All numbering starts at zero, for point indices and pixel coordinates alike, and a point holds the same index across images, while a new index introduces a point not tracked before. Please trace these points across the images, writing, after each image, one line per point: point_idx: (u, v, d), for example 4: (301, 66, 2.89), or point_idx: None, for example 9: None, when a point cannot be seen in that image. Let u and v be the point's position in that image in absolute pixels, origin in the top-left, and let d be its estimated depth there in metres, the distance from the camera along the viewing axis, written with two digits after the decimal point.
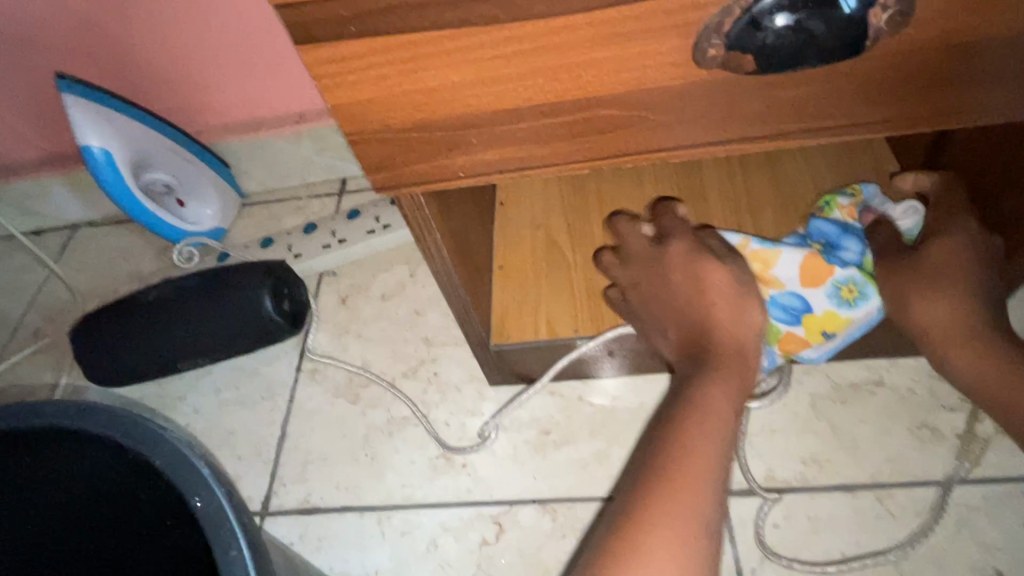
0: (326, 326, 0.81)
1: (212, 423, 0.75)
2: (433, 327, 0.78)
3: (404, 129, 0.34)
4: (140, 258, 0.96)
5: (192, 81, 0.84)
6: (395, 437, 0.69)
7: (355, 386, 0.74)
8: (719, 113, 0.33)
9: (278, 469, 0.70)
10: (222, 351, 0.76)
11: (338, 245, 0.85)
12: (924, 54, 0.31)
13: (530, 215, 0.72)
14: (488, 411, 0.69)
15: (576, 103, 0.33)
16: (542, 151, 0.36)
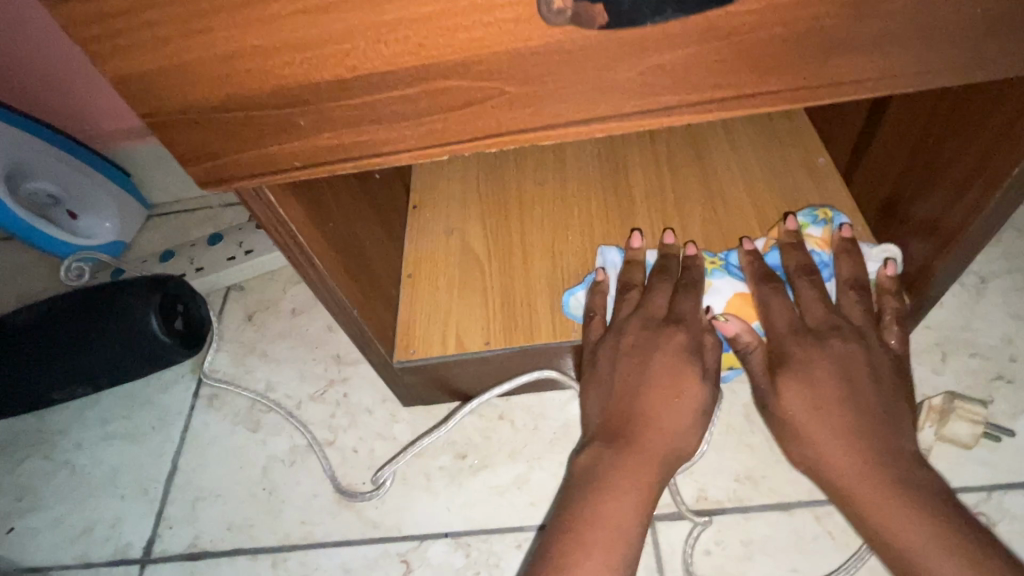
0: (229, 346, 0.74)
1: (95, 459, 0.67)
2: (346, 343, 0.71)
3: (211, 110, 0.28)
4: (31, 276, 0.87)
5: (78, 81, 0.77)
6: (297, 468, 0.62)
7: (256, 413, 0.67)
8: (588, 83, 0.28)
9: (165, 509, 0.62)
10: (106, 378, 0.68)
11: (245, 257, 0.78)
12: (820, 5, 0.26)
13: (444, 220, 0.66)
14: (401, 435, 0.62)
15: (411, 74, 0.27)
16: (386, 134, 0.30)
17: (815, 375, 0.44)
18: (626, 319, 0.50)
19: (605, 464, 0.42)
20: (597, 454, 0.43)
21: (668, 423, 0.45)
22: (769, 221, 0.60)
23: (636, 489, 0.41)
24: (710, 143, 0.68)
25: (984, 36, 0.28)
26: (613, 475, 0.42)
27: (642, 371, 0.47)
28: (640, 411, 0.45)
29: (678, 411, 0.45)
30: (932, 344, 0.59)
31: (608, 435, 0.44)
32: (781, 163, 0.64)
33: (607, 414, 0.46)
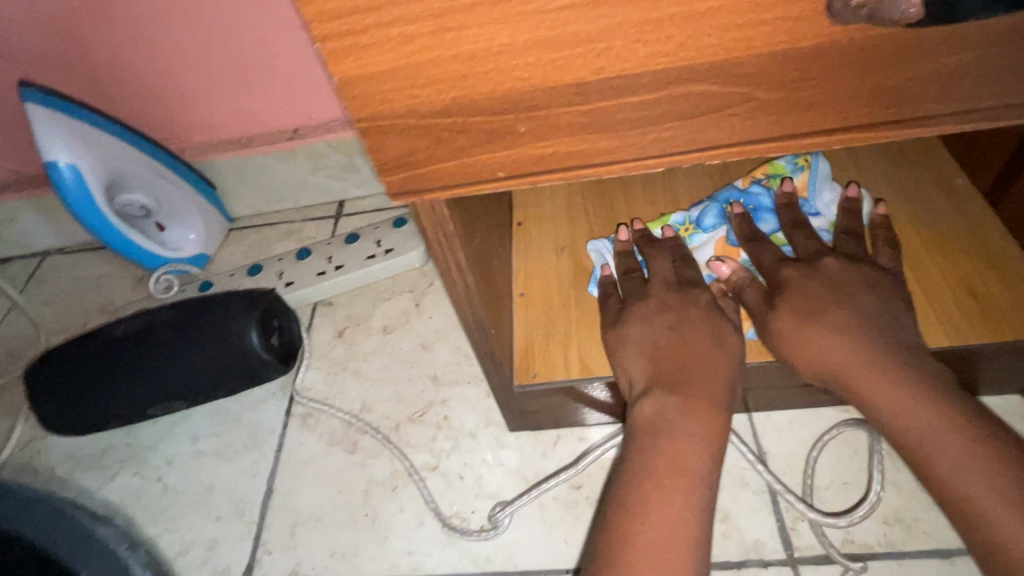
0: (319, 363, 0.72)
1: (186, 477, 0.65)
2: (441, 363, 0.69)
3: (431, 116, 0.26)
4: (115, 288, 0.87)
5: (173, 93, 0.76)
6: (400, 493, 0.60)
7: (352, 434, 0.65)
8: (849, 92, 0.26)
9: (263, 533, 0.60)
10: (200, 395, 0.67)
11: (335, 271, 0.76)
12: None
13: (551, 236, 0.64)
14: (508, 462, 0.59)
15: (659, 78, 0.25)
16: (609, 145, 0.28)
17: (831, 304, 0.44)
18: (642, 289, 0.50)
19: (671, 409, 0.41)
20: (663, 404, 0.41)
21: (714, 368, 0.43)
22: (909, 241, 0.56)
23: (704, 437, 0.40)
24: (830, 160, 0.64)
25: None
26: (686, 419, 0.40)
27: (674, 321, 0.46)
28: (686, 361, 0.44)
29: (717, 354, 0.44)
30: None
31: (666, 383, 0.42)
32: (916, 182, 0.60)
33: (652, 367, 0.44)
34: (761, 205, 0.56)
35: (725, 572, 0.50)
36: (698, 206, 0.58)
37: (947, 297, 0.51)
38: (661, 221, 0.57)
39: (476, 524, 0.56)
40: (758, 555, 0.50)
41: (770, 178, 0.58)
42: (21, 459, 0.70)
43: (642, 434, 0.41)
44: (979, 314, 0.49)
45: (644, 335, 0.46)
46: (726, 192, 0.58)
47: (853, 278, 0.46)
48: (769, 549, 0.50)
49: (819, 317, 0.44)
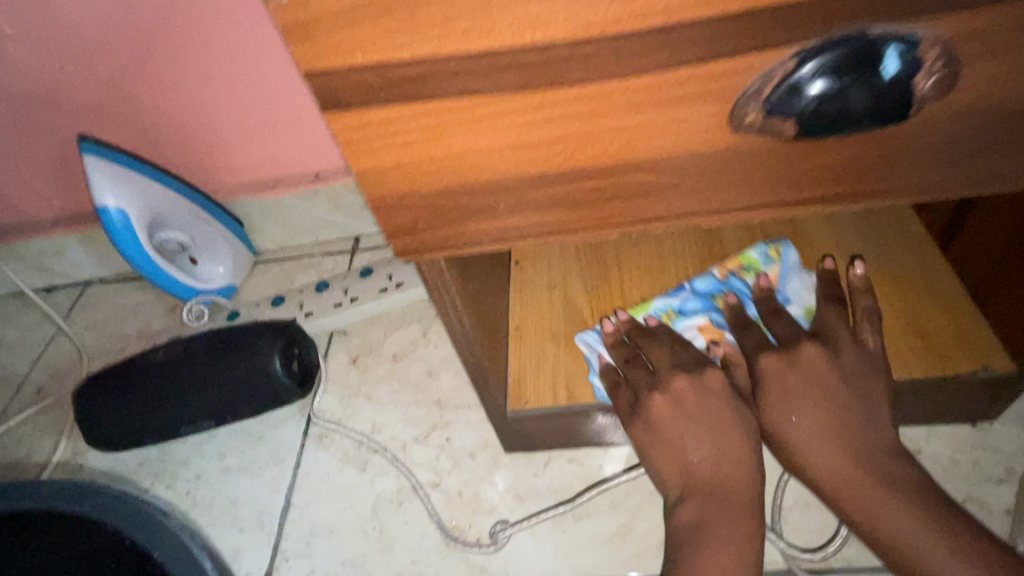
0: (335, 388, 0.79)
1: (213, 491, 0.72)
2: (445, 389, 0.75)
3: (427, 196, 0.33)
4: (151, 316, 0.95)
5: (209, 142, 0.85)
6: (405, 508, 0.66)
7: (363, 453, 0.71)
8: (758, 180, 0.32)
9: (282, 542, 0.66)
10: (227, 415, 0.74)
11: (350, 303, 0.83)
12: (983, 127, 0.29)
13: (546, 275, 0.70)
14: (504, 480, 0.65)
15: (605, 169, 0.32)
16: (570, 217, 0.35)
17: (826, 398, 0.47)
18: (652, 378, 0.51)
19: (710, 519, 0.44)
20: (700, 511, 0.45)
21: (744, 468, 0.46)
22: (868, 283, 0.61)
23: (739, 543, 0.44)
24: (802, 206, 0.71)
25: None
26: (723, 528, 0.44)
27: (697, 420, 0.48)
28: (714, 464, 0.46)
29: (745, 453, 0.47)
30: None
31: (699, 492, 0.46)
32: (877, 228, 0.66)
33: (683, 471, 0.47)
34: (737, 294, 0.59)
35: None
36: (681, 291, 0.61)
37: (897, 334, 0.57)
38: (645, 307, 0.60)
39: (474, 535, 0.62)
40: None
41: (744, 269, 0.62)
42: (65, 472, 0.78)
43: (686, 543, 0.45)
44: (925, 351, 0.55)
45: (670, 436, 0.48)
46: (705, 280, 0.61)
47: (843, 365, 0.49)
48: None
49: (814, 413, 0.47)
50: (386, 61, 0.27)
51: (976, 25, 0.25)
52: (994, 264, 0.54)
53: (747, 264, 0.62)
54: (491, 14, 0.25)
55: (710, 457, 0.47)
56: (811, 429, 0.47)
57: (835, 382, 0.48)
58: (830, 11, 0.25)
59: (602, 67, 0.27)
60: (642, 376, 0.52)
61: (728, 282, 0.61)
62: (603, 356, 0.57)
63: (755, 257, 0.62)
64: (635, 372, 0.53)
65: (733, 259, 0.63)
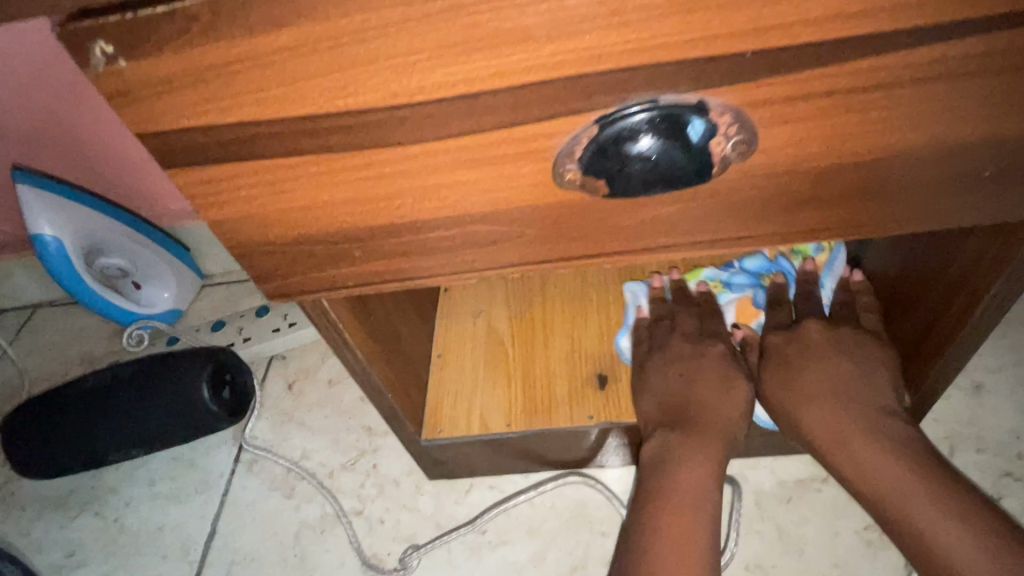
0: (269, 413, 0.79)
1: (142, 518, 0.72)
2: (376, 415, 0.76)
3: (283, 245, 0.35)
4: (96, 340, 0.95)
5: (150, 169, 0.86)
6: (327, 535, 0.66)
7: (291, 480, 0.72)
8: (596, 230, 0.33)
9: (204, 571, 0.66)
10: (157, 442, 0.74)
11: (289, 328, 0.84)
12: (795, 180, 0.31)
13: (472, 302, 0.72)
14: (425, 507, 0.66)
15: (447, 220, 0.33)
16: (426, 263, 0.36)
17: (826, 363, 0.49)
18: (664, 338, 0.56)
19: (678, 445, 0.48)
20: (667, 440, 0.48)
21: (723, 412, 0.49)
22: None
23: (705, 464, 0.46)
24: None
25: (936, 196, 0.32)
26: (690, 452, 0.47)
27: (689, 370, 0.52)
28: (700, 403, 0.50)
29: (732, 400, 0.50)
30: (940, 437, 0.61)
31: (671, 425, 0.49)
32: None
33: (663, 412, 0.51)
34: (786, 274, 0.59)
35: None
36: (734, 266, 0.61)
37: None
38: (696, 275, 0.61)
39: (392, 563, 0.63)
40: None
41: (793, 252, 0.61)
42: None
43: (654, 471, 0.47)
44: None
45: (661, 386, 0.53)
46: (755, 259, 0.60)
47: (842, 339, 0.51)
48: None
49: (806, 373, 0.49)
50: (212, 124, 0.28)
51: (761, 94, 0.27)
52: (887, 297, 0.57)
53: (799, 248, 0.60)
54: (301, 84, 0.26)
55: (688, 396, 0.51)
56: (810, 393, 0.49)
57: (832, 350, 0.50)
58: (620, 83, 0.26)
59: (419, 130, 0.28)
60: (661, 334, 0.57)
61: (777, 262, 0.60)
62: (642, 310, 0.61)
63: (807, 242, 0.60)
64: (654, 334, 0.57)
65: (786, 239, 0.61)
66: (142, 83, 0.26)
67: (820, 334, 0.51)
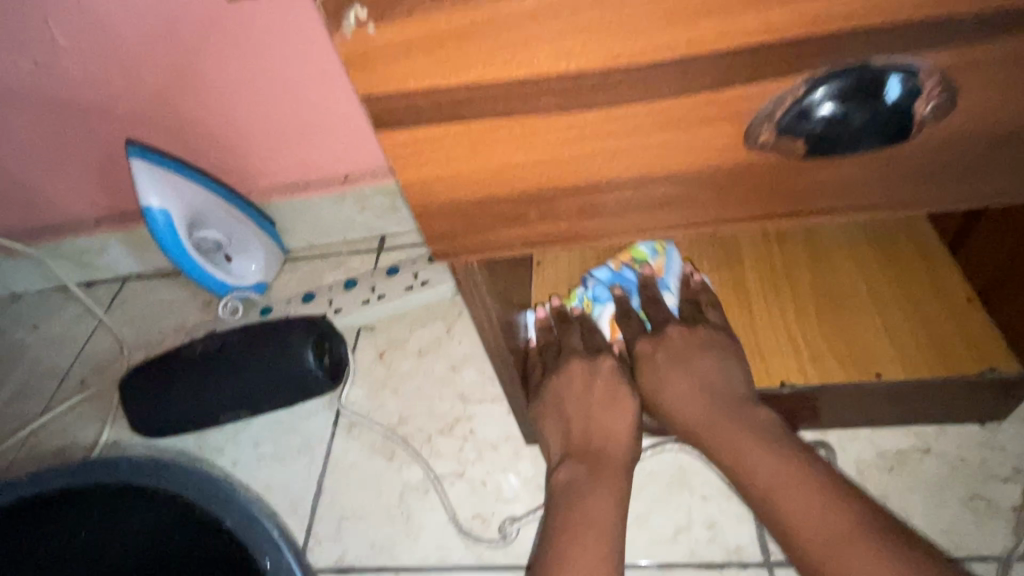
0: (363, 381, 0.82)
1: (249, 477, 0.76)
2: (468, 383, 0.79)
3: (466, 206, 0.37)
4: (186, 312, 1.00)
5: (245, 147, 0.89)
6: (431, 495, 0.69)
7: (390, 443, 0.75)
8: (770, 192, 0.35)
9: (314, 526, 0.70)
10: (262, 405, 0.78)
11: (377, 300, 0.87)
12: (981, 141, 0.32)
13: (566, 276, 0.74)
14: (525, 471, 0.69)
15: (629, 181, 0.35)
16: (595, 224, 0.38)
17: (696, 362, 0.55)
18: (555, 360, 0.60)
19: (580, 478, 0.51)
20: (573, 471, 0.52)
21: (614, 434, 0.54)
22: (880, 287, 0.64)
23: (608, 494, 0.50)
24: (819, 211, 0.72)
25: None
26: (588, 482, 0.51)
27: (583, 395, 0.56)
28: (590, 433, 0.54)
29: (615, 422, 0.55)
30: None
31: (576, 456, 0.53)
32: (891, 232, 0.68)
33: (569, 440, 0.55)
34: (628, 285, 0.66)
35: (710, 571, 0.58)
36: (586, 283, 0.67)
37: (907, 338, 0.59)
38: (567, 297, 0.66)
39: (520, 514, 0.66)
40: (738, 557, 0.58)
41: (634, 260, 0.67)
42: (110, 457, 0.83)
43: (560, 499, 0.51)
44: (934, 353, 0.57)
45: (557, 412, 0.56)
46: (602, 271, 0.67)
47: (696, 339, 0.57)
48: (748, 553, 0.58)
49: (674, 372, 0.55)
50: (436, 86, 0.30)
51: (971, 56, 0.28)
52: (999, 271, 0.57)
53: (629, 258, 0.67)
54: (532, 46, 0.28)
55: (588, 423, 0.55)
56: (686, 399, 0.54)
57: (699, 347, 0.56)
58: (835, 46, 0.28)
59: (631, 92, 0.30)
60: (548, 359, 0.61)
61: (623, 272, 0.66)
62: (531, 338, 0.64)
63: (640, 252, 0.67)
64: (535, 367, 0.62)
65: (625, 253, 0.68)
66: (384, 46, 0.29)
67: (690, 335, 0.57)
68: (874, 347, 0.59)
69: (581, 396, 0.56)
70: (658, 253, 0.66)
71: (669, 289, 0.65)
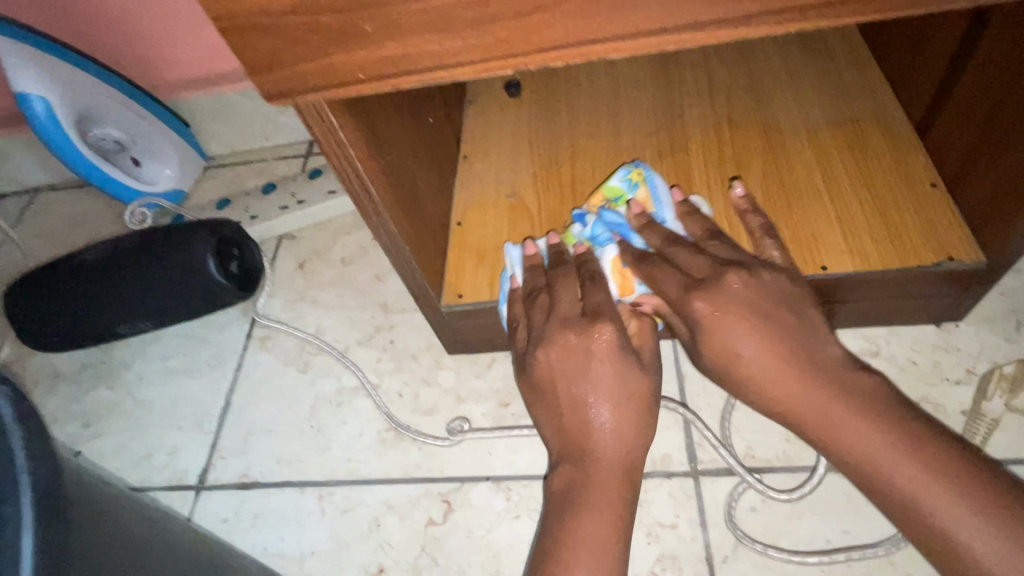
0: (281, 292, 0.76)
1: (155, 393, 0.70)
2: (392, 292, 0.72)
3: (283, 15, 0.29)
4: (99, 223, 0.91)
5: (141, 30, 0.79)
6: (344, 408, 0.64)
7: (305, 354, 0.69)
8: None
9: (219, 441, 0.65)
10: (166, 316, 0.71)
11: (297, 206, 0.79)
12: None
13: (495, 170, 0.66)
14: (445, 381, 0.63)
15: None
16: (452, 44, 0.30)
17: (767, 321, 0.42)
18: (544, 326, 0.47)
19: (579, 489, 0.42)
20: (570, 479, 0.43)
21: (626, 431, 0.43)
22: (834, 177, 0.57)
23: (606, 513, 0.41)
24: (779, 99, 0.65)
25: None
26: (590, 499, 0.41)
27: (587, 381, 0.44)
28: (596, 427, 0.43)
29: (624, 415, 0.43)
30: (1007, 312, 0.56)
31: (573, 459, 0.43)
32: (854, 121, 0.61)
33: (565, 435, 0.44)
34: (616, 226, 0.52)
35: None
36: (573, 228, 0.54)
37: (864, 223, 0.53)
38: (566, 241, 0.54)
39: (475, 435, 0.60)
40: (662, 467, 0.53)
41: (613, 201, 0.55)
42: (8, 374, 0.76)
43: (555, 513, 0.42)
44: (888, 242, 0.51)
45: (550, 398, 0.45)
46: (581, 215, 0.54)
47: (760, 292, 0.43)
48: (673, 463, 0.53)
49: (744, 338, 0.42)
50: None
51: None
52: (966, 148, 0.50)
53: (611, 196, 0.55)
54: None
55: (586, 418, 0.44)
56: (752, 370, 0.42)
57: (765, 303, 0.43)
58: None
59: None
60: (537, 322, 0.48)
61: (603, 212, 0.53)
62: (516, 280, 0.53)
63: (617, 185, 0.55)
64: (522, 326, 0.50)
65: (597, 194, 0.56)
66: None
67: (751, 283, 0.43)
68: (823, 237, 0.53)
69: (580, 374, 0.44)
70: (635, 183, 0.54)
71: (667, 219, 0.52)
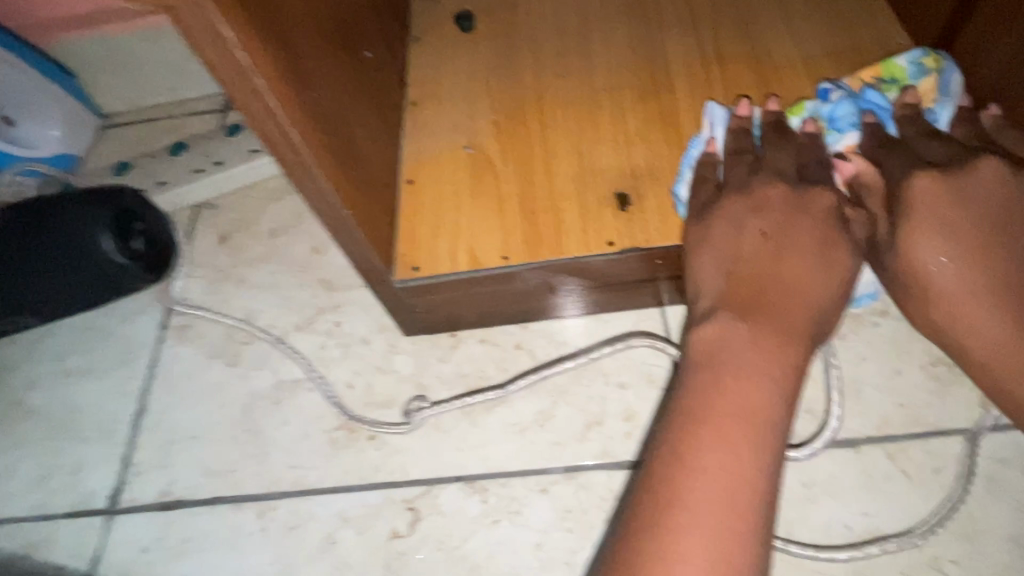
0: (201, 271, 0.64)
1: (50, 400, 0.59)
2: (335, 266, 0.61)
3: None
4: None
5: None
6: (285, 405, 0.54)
7: (234, 345, 0.59)
8: None
9: (134, 454, 0.54)
10: (56, 308, 0.59)
11: (214, 168, 0.67)
12: None
13: (449, 117, 0.56)
14: (403, 367, 0.54)
15: None
16: None
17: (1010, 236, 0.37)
18: (746, 177, 0.42)
19: (731, 342, 0.33)
20: (726, 328, 0.34)
21: (802, 292, 0.36)
22: None
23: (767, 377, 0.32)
24: (769, 26, 0.57)
25: None
26: (750, 356, 0.32)
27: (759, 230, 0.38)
28: (770, 279, 0.36)
29: (805, 273, 0.36)
30: None
31: (733, 308, 0.35)
32: (855, 50, 0.53)
33: (727, 290, 0.36)
34: (880, 108, 0.45)
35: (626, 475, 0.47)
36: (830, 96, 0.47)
37: None
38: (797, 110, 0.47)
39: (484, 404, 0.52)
40: None
41: (886, 81, 0.47)
42: None
43: (699, 368, 0.33)
44: None
45: (717, 241, 0.39)
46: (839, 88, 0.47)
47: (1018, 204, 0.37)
48: None
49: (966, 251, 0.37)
50: None
51: None
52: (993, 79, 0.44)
53: (890, 75, 0.47)
54: None
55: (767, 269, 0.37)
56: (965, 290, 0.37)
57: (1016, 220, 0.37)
58: None
59: None
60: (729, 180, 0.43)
61: (870, 91, 0.46)
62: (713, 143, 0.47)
63: (903, 65, 0.46)
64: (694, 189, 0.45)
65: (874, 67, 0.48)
66: None
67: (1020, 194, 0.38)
68: None
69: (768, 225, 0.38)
70: (926, 69, 0.46)
71: (942, 118, 0.44)
